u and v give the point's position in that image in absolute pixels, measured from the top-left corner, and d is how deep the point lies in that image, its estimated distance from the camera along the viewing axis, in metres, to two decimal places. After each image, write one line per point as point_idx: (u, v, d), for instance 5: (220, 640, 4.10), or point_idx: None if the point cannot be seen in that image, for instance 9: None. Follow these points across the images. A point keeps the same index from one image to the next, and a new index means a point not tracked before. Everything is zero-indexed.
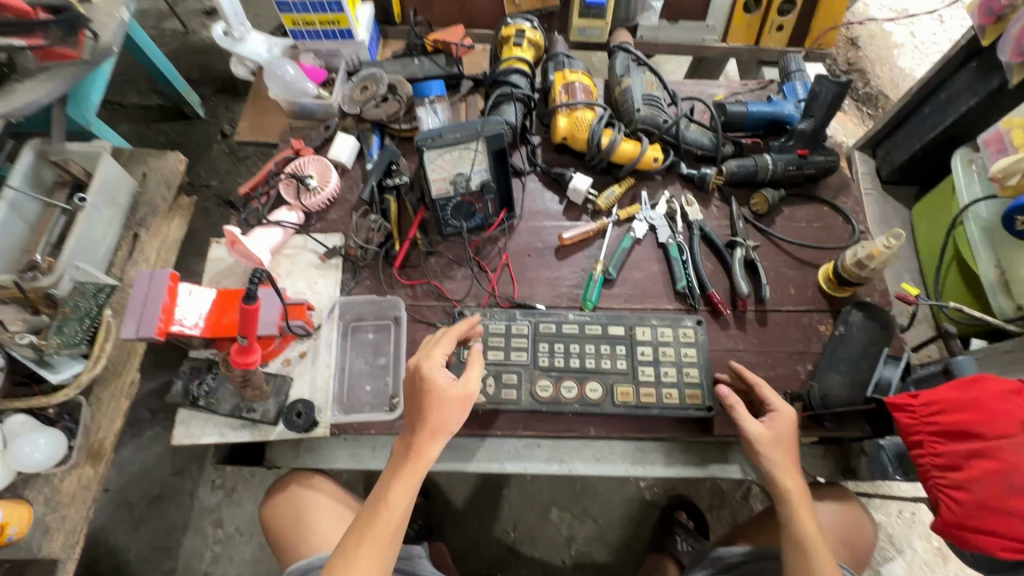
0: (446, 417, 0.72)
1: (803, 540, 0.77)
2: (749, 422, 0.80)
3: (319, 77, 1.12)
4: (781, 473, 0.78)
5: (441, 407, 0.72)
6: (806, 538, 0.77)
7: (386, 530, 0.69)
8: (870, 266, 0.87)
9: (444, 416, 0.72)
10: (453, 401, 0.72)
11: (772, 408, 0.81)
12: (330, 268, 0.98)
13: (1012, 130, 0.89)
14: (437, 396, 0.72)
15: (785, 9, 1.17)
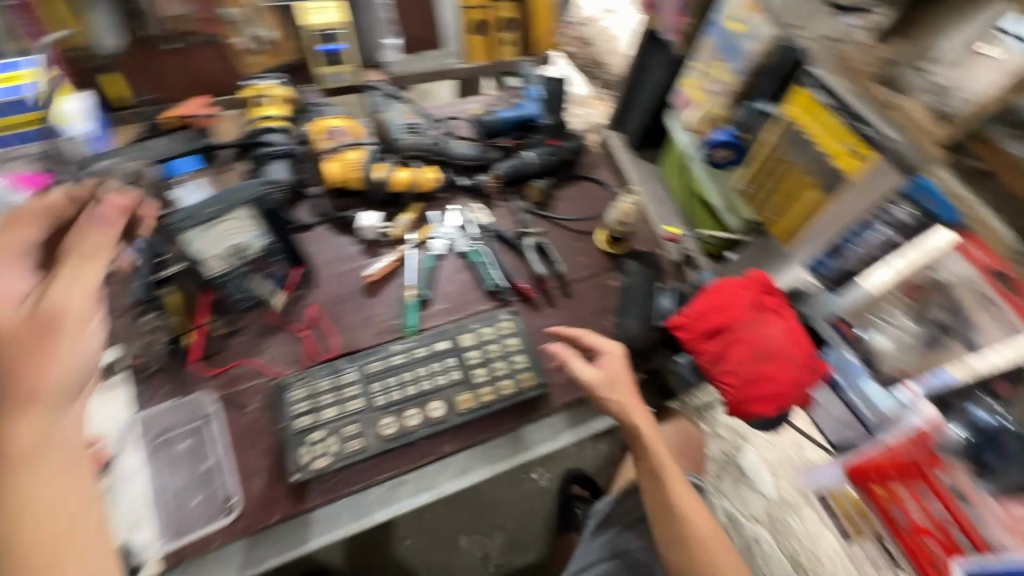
0: (71, 335, 0.56)
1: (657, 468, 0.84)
2: (583, 369, 0.87)
3: (35, 182, 0.96)
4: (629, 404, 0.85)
5: (58, 310, 0.56)
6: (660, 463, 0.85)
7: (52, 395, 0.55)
8: (625, 221, 1.05)
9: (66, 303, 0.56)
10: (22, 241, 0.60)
11: (603, 352, 0.90)
12: (109, 390, 0.85)
13: (691, 90, 1.15)
14: (7, 316, 0.55)
15: (504, 26, 1.33)
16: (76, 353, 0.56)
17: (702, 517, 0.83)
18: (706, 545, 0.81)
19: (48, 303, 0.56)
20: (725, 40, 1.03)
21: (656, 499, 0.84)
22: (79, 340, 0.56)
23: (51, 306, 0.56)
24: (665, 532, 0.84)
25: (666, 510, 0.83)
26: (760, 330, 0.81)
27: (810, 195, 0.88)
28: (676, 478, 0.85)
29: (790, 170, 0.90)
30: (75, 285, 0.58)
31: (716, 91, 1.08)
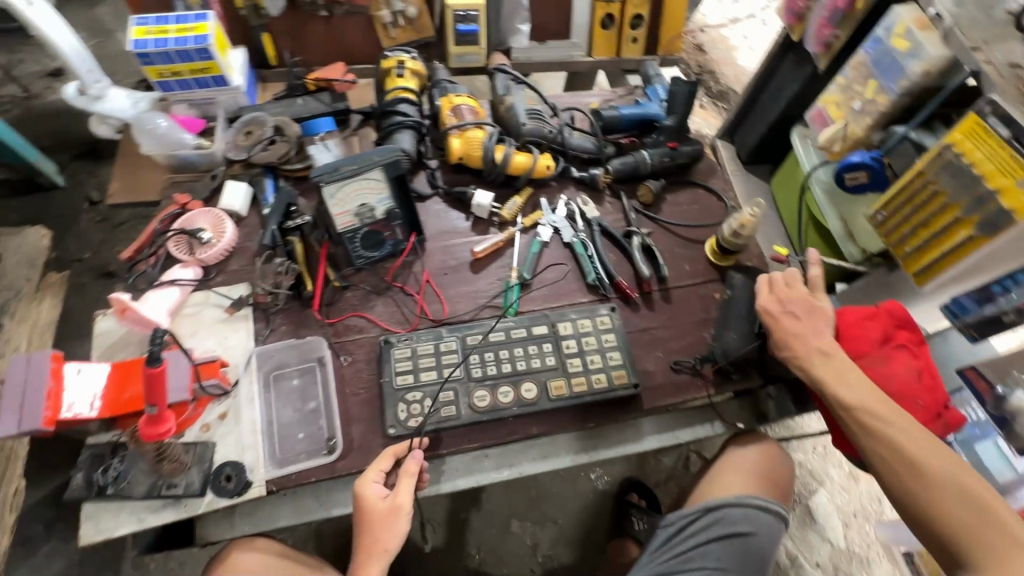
0: (385, 529, 0.78)
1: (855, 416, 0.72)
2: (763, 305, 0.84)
3: (197, 126, 1.08)
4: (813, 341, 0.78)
5: (372, 520, 0.78)
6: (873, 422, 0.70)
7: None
8: (743, 234, 1.00)
9: (379, 532, 0.77)
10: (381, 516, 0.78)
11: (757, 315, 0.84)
12: (238, 320, 0.93)
13: (828, 106, 1.06)
14: (373, 508, 0.78)
15: (636, 23, 1.31)
16: (401, 501, 0.79)
17: (982, 484, 0.66)
18: (953, 519, 0.65)
19: (395, 502, 0.78)
20: (883, 55, 0.93)
21: (913, 475, 0.67)
22: (393, 526, 0.78)
23: (394, 506, 0.78)
24: (940, 507, 0.66)
25: (912, 478, 0.67)
26: (881, 367, 0.77)
27: (962, 232, 0.82)
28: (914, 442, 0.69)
29: (944, 204, 0.84)
30: (402, 491, 0.79)
31: (858, 108, 1.00)
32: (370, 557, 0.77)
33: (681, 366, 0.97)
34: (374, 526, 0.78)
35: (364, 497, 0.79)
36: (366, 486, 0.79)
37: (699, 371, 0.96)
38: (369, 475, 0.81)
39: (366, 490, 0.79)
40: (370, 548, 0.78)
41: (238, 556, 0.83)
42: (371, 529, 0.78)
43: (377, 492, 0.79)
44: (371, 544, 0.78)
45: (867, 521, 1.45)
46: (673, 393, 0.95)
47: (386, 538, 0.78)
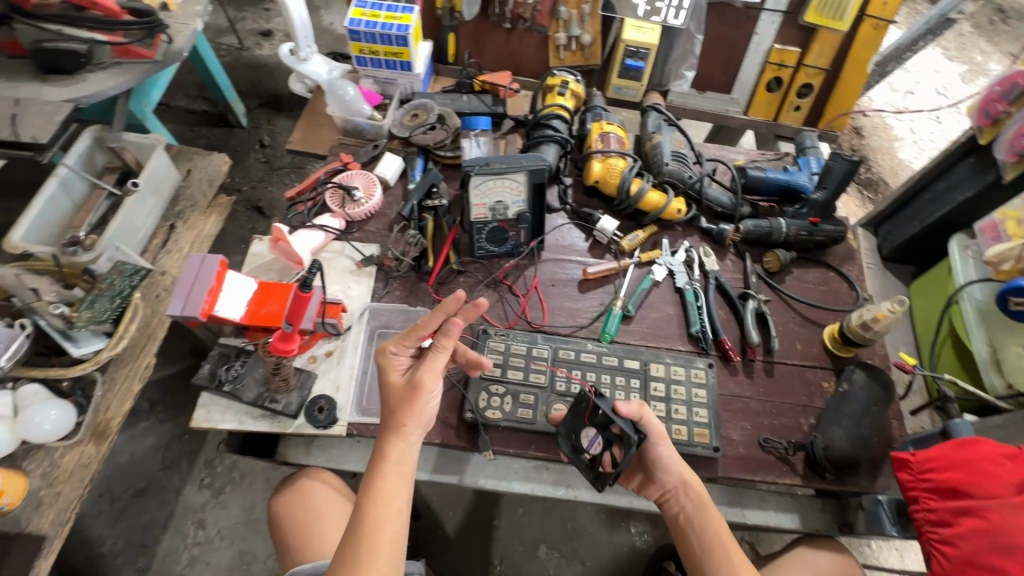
0: (413, 409, 0.71)
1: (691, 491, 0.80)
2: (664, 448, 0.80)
3: (374, 100, 1.21)
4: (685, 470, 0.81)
5: (392, 399, 0.73)
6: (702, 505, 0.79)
7: (389, 527, 0.66)
8: (874, 329, 0.93)
9: (394, 410, 0.72)
10: (402, 394, 0.72)
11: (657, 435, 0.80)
12: (364, 275, 1.02)
13: (1007, 221, 0.98)
14: (392, 383, 0.74)
15: (803, 92, 1.28)
16: (416, 377, 0.72)
17: None
18: None
19: (414, 380, 0.71)
20: None
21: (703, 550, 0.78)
22: (410, 405, 0.71)
23: (415, 383, 0.71)
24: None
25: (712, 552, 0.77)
26: (1013, 517, 0.66)
27: None
28: (721, 530, 0.78)
29: None
30: (422, 368, 0.72)
31: None
32: (395, 436, 0.70)
33: (771, 446, 0.91)
34: (396, 405, 0.72)
35: (385, 373, 0.75)
36: (387, 362, 0.75)
37: (786, 456, 0.91)
38: (391, 350, 0.75)
39: (386, 366, 0.75)
40: (389, 427, 0.71)
41: (303, 483, 0.91)
42: (395, 409, 0.72)
43: (398, 364, 0.75)
44: (392, 423, 0.71)
45: None
46: (752, 470, 0.90)
47: (406, 417, 0.71)
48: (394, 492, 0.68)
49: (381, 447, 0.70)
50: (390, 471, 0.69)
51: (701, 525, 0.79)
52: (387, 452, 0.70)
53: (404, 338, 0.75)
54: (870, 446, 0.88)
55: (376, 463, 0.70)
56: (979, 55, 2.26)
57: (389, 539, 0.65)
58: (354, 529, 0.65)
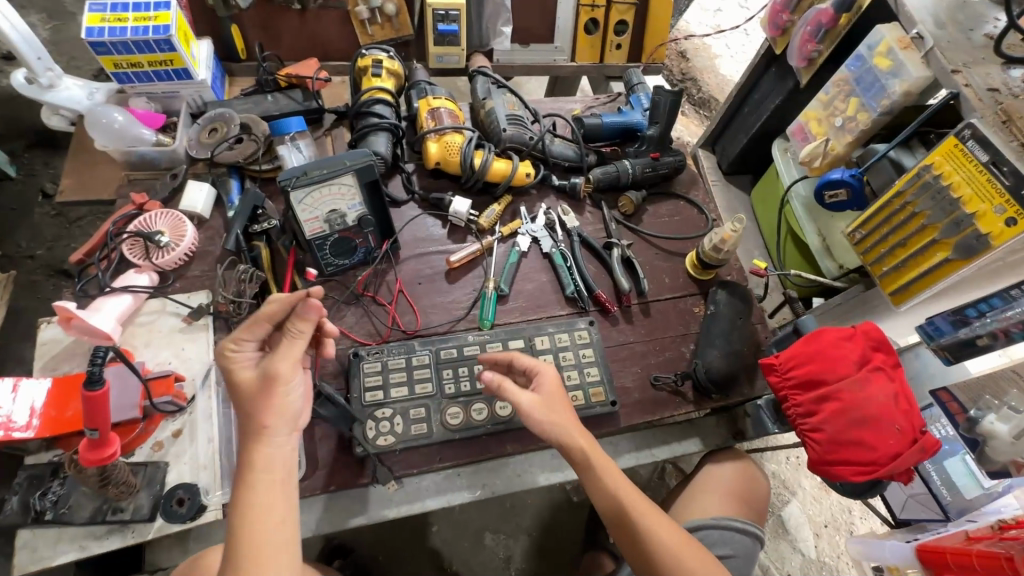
0: (257, 407, 0.59)
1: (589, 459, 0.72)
2: (520, 400, 0.74)
3: (156, 121, 1.00)
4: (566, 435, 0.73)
5: (244, 400, 0.59)
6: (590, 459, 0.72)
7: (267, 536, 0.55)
8: (724, 250, 0.98)
9: (250, 412, 0.58)
10: (254, 392, 0.59)
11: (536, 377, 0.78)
12: (198, 330, 0.88)
13: (809, 122, 1.06)
14: (241, 383, 0.60)
15: (620, 29, 1.29)
16: (272, 368, 0.60)
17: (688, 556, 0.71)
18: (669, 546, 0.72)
19: (271, 370, 0.59)
20: (865, 73, 0.93)
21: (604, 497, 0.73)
22: (268, 402, 0.59)
23: (271, 373, 0.59)
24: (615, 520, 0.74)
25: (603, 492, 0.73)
26: (860, 392, 0.75)
27: (939, 254, 0.82)
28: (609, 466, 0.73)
29: (923, 225, 0.84)
30: (276, 357, 0.60)
31: (839, 125, 1.00)
32: (258, 439, 0.58)
33: (662, 383, 0.95)
34: (250, 405, 0.59)
35: (229, 374, 0.60)
36: (226, 361, 0.61)
37: (677, 388, 0.95)
38: (231, 346, 0.61)
39: (228, 368, 0.61)
40: (248, 432, 0.59)
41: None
42: (249, 410, 0.59)
43: (243, 361, 0.61)
44: (247, 425, 0.59)
45: (840, 533, 1.48)
46: (650, 410, 0.93)
47: (266, 415, 0.59)
48: (266, 502, 0.56)
49: (244, 456, 0.58)
50: (259, 481, 0.57)
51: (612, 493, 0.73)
52: (251, 462, 0.58)
53: (248, 328, 0.61)
54: (741, 357, 0.94)
55: (242, 476, 0.57)
56: None
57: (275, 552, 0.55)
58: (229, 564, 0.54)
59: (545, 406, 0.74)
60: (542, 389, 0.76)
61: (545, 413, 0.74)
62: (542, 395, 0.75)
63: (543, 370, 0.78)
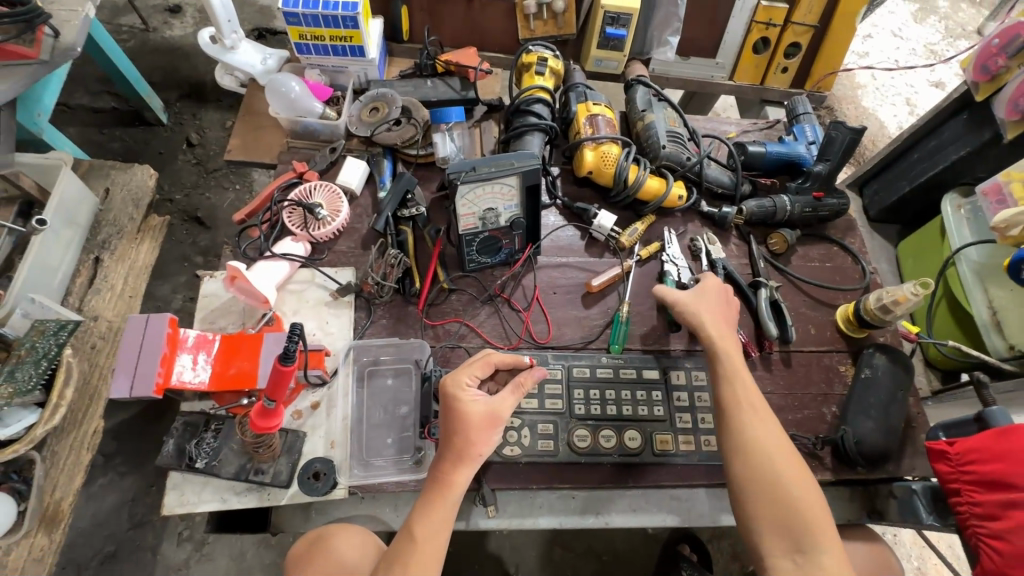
0: (475, 436, 0.66)
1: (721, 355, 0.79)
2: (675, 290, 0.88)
3: (324, 94, 1.03)
4: (739, 366, 0.78)
5: (471, 427, 0.66)
6: (747, 399, 0.75)
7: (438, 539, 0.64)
8: (895, 311, 0.90)
9: (473, 439, 0.66)
10: (479, 422, 0.67)
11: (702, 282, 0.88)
12: (343, 306, 0.89)
13: (1011, 183, 0.97)
14: (471, 413, 0.67)
15: (790, 52, 1.20)
16: (503, 408, 0.68)
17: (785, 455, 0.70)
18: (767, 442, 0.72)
19: (497, 409, 0.68)
20: None
21: (749, 448, 0.71)
22: (491, 433, 0.67)
23: (495, 412, 0.67)
24: (747, 500, 0.69)
25: (751, 453, 0.71)
26: None
27: None
28: (767, 431, 0.72)
29: None
30: (507, 399, 0.69)
31: None
32: (461, 462, 0.66)
33: (798, 443, 0.88)
34: (467, 434, 0.66)
35: (459, 403, 0.68)
36: (460, 391, 0.69)
37: (815, 451, 0.88)
38: (466, 381, 0.70)
39: (460, 395, 0.68)
40: (463, 455, 0.66)
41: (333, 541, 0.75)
42: (466, 436, 0.66)
43: (475, 398, 0.68)
44: (462, 448, 0.66)
45: None
46: None
47: (481, 445, 0.66)
48: (446, 518, 0.65)
49: (445, 475, 0.66)
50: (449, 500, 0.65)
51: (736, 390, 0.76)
52: (451, 480, 0.66)
53: (476, 366, 0.72)
54: (895, 432, 0.86)
55: (437, 488, 0.66)
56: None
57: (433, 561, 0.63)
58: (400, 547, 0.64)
59: (702, 296, 0.86)
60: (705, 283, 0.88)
61: (704, 300, 0.85)
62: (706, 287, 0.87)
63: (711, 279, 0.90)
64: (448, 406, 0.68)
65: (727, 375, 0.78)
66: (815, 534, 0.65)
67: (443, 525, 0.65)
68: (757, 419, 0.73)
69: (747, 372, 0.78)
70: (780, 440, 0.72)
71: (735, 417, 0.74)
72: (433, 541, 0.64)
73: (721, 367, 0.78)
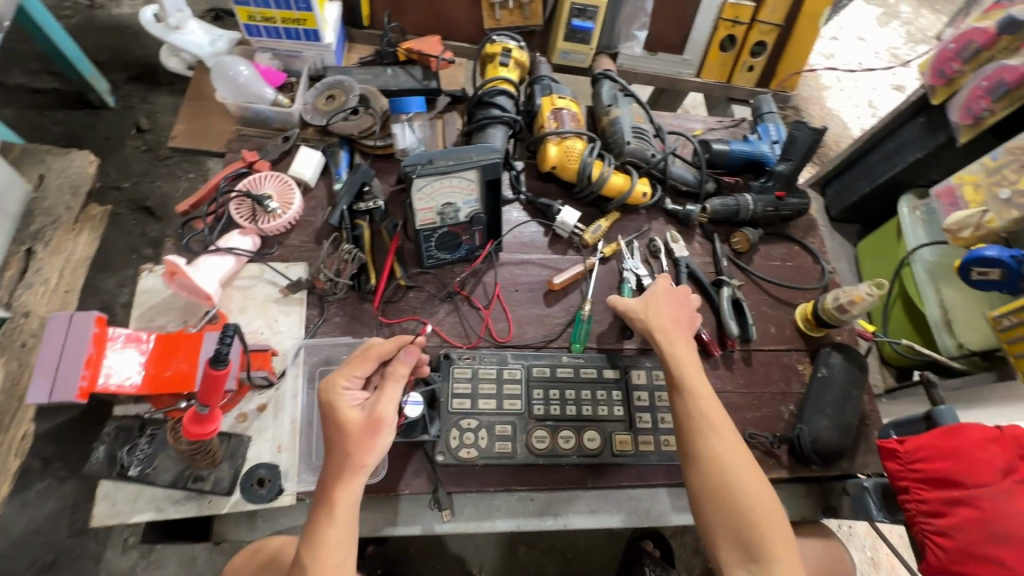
0: (351, 446, 0.62)
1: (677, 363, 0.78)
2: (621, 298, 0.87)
3: (277, 80, 0.98)
4: (690, 372, 0.77)
5: (346, 436, 0.62)
6: (701, 412, 0.74)
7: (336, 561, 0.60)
8: (851, 311, 0.91)
9: (348, 448, 0.62)
10: (354, 430, 0.62)
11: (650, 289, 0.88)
12: (293, 303, 0.85)
13: (963, 186, 0.99)
14: (347, 420, 0.63)
15: (756, 50, 1.20)
16: (380, 411, 0.63)
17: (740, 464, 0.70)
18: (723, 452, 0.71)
19: (375, 413, 0.63)
20: None
21: (704, 464, 0.71)
22: (371, 440, 0.62)
23: (371, 417, 0.63)
24: (707, 518, 0.69)
25: (707, 469, 0.70)
26: (1005, 504, 0.67)
27: None
28: (722, 444, 0.72)
29: None
30: (382, 400, 0.63)
31: (1003, 198, 0.91)
32: (346, 475, 0.62)
33: (756, 441, 0.88)
34: (347, 444, 0.62)
35: (336, 410, 0.64)
36: (335, 397, 0.64)
37: (772, 449, 0.88)
38: (341, 384, 0.65)
39: (335, 401, 0.64)
40: (342, 468, 0.62)
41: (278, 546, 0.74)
42: (346, 448, 0.62)
43: (350, 402, 0.64)
44: (340, 461, 0.62)
45: None
46: None
47: (363, 455, 0.62)
48: (340, 541, 0.61)
49: (328, 493, 0.62)
50: (338, 516, 0.61)
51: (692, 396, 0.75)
52: (336, 498, 0.62)
53: (355, 366, 0.66)
54: (849, 430, 0.87)
55: (324, 505, 0.62)
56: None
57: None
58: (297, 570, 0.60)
59: (648, 303, 0.86)
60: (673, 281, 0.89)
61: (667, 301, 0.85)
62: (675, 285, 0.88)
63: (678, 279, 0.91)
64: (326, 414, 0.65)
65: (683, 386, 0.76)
66: (767, 546, 0.66)
67: (340, 544, 0.61)
68: (715, 432, 0.72)
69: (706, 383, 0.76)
70: (737, 448, 0.72)
71: (691, 425, 0.73)
72: (327, 563, 0.60)
73: (673, 375, 0.78)
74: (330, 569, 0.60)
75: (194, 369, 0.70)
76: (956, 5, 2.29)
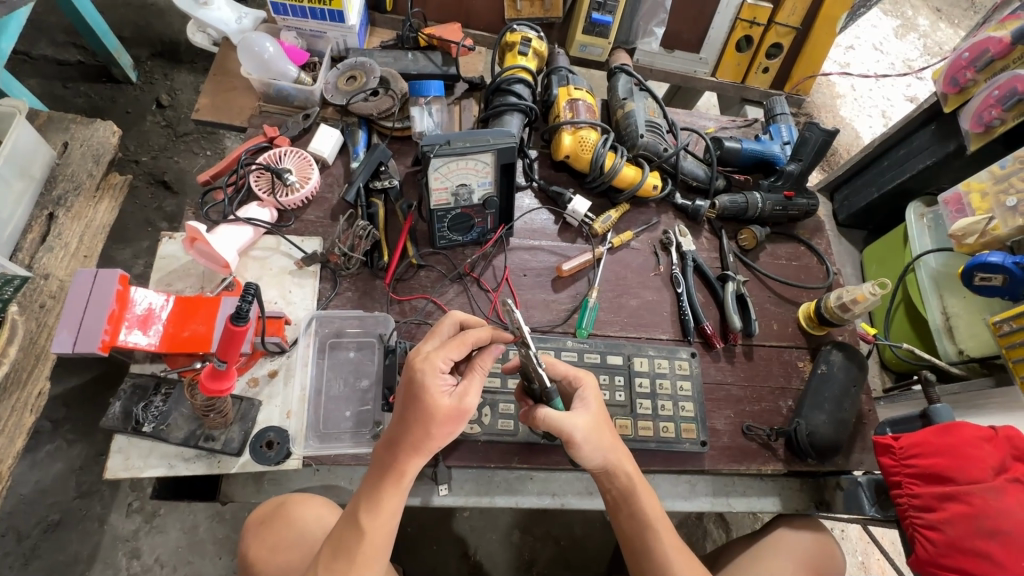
0: (435, 430, 0.63)
1: (630, 480, 0.73)
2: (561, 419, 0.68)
3: (300, 59, 1.00)
4: (638, 485, 0.73)
5: (433, 422, 0.62)
6: (650, 516, 0.73)
7: (381, 532, 0.63)
8: (853, 310, 0.93)
9: (433, 432, 0.62)
10: (446, 418, 0.63)
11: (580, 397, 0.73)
12: (307, 276, 0.87)
13: (971, 194, 1.01)
14: (438, 406, 0.62)
15: (772, 52, 1.22)
16: (471, 403, 0.64)
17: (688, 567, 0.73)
18: (672, 562, 0.73)
19: (465, 405, 0.63)
20: None
21: (652, 561, 0.73)
22: (454, 428, 0.64)
23: (464, 409, 0.63)
24: None
25: (654, 562, 0.73)
26: (996, 500, 0.69)
27: None
28: (669, 537, 0.74)
29: None
30: (474, 388, 0.64)
31: (1009, 206, 0.94)
32: (417, 451, 0.63)
33: (754, 434, 0.90)
34: (435, 428, 0.63)
35: (427, 390, 0.63)
36: (431, 378, 0.63)
37: (769, 442, 0.90)
38: (439, 365, 0.64)
39: (431, 383, 0.63)
40: (420, 446, 0.63)
41: (292, 510, 0.77)
42: (431, 431, 0.63)
43: (444, 385, 0.64)
44: (420, 438, 0.63)
45: None
46: (737, 459, 0.88)
47: (440, 439, 0.64)
48: (395, 509, 0.64)
49: (398, 465, 0.63)
50: (397, 488, 0.63)
51: (640, 508, 0.73)
52: (403, 471, 0.63)
53: (449, 346, 0.65)
54: (846, 426, 0.88)
55: (387, 476, 0.63)
56: (911, 10, 2.26)
57: (379, 554, 0.63)
58: (343, 541, 0.63)
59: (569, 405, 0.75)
60: (588, 403, 0.72)
61: (595, 441, 0.70)
62: (591, 413, 0.71)
63: (587, 384, 0.74)
64: (414, 391, 0.63)
65: (625, 497, 0.74)
66: None
67: (392, 517, 0.64)
68: (665, 543, 0.73)
69: (647, 489, 0.74)
70: (682, 551, 0.74)
71: (640, 539, 0.74)
72: (379, 533, 0.62)
73: (618, 488, 0.73)
74: (378, 541, 0.62)
75: (211, 331, 0.73)
76: (974, 19, 2.29)
